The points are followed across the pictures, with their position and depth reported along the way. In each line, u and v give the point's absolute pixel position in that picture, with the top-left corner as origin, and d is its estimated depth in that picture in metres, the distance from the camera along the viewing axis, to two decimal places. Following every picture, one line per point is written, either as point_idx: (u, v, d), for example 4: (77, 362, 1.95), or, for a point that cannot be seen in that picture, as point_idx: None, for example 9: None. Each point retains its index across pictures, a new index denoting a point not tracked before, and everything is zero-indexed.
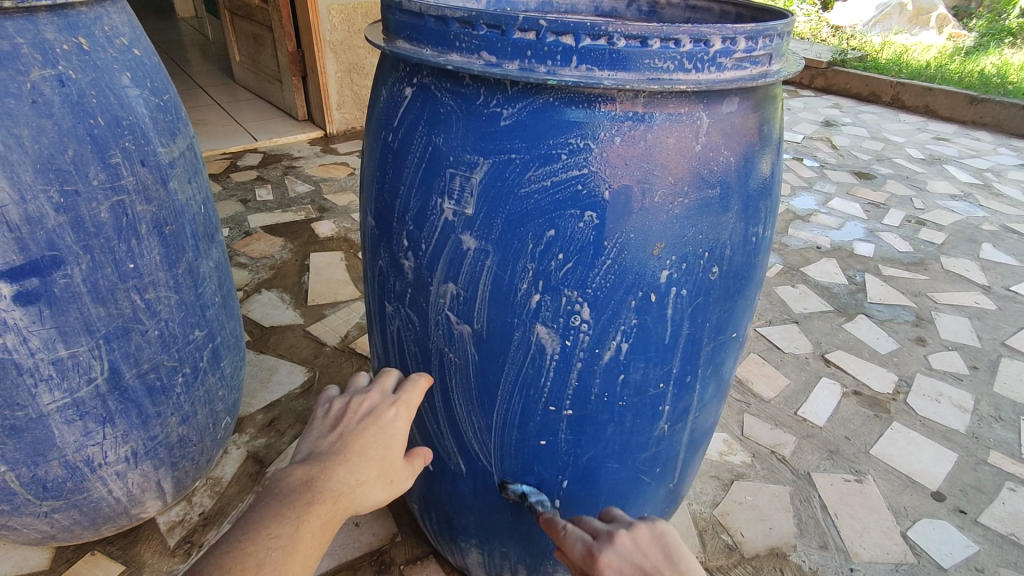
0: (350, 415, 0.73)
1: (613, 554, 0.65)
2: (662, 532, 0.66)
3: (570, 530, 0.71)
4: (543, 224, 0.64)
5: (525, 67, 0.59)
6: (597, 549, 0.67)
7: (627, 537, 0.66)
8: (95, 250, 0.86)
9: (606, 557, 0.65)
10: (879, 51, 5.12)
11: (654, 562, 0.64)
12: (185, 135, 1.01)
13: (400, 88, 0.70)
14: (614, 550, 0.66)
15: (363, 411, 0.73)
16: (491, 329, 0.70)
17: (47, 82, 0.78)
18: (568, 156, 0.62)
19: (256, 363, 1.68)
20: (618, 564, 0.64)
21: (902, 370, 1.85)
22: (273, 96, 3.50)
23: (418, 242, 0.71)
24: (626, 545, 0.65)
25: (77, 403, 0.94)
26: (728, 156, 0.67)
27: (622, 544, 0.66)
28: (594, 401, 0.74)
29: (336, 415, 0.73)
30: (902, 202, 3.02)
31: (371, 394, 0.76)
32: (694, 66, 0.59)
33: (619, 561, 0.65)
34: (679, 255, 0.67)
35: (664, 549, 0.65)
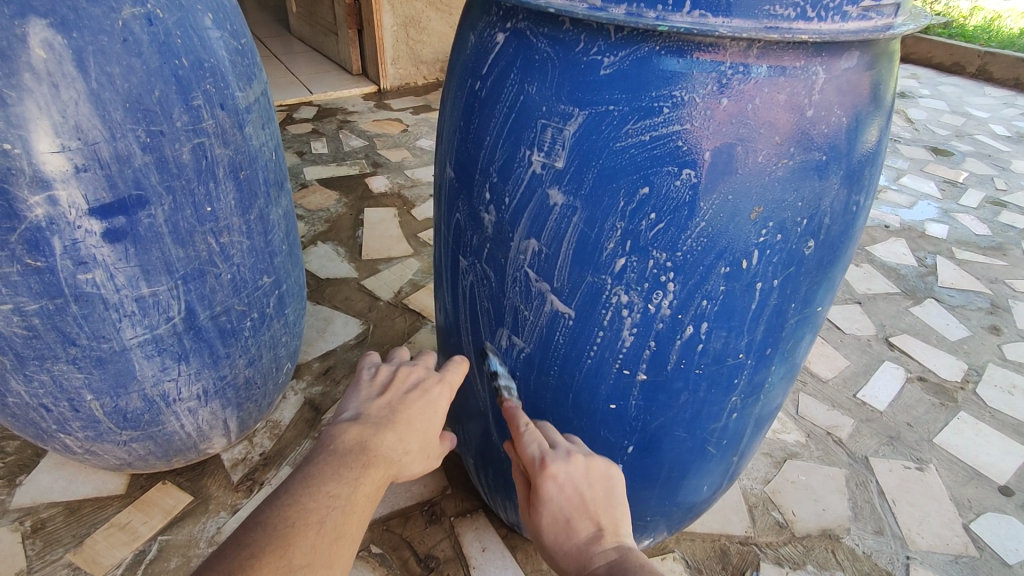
0: (399, 383, 0.75)
1: (562, 469, 0.70)
2: (613, 475, 0.72)
3: (529, 432, 0.74)
4: (637, 180, 0.61)
5: (632, 12, 0.56)
6: (551, 458, 0.70)
7: (580, 460, 0.71)
8: (177, 192, 0.88)
9: (556, 470, 0.69)
10: (966, 18, 4.75)
11: (595, 496, 0.70)
12: (260, 80, 1.01)
13: (492, 34, 0.67)
14: (565, 467, 0.70)
15: (410, 382, 0.75)
16: (571, 288, 0.69)
17: (138, 20, 0.79)
18: (668, 111, 0.58)
19: (313, 313, 1.73)
20: (563, 482, 0.69)
21: (972, 359, 1.76)
22: (328, 49, 3.49)
23: (500, 196, 0.69)
24: (577, 469, 0.70)
25: (156, 339, 0.97)
26: (840, 117, 0.63)
27: (574, 466, 0.70)
28: (670, 368, 0.72)
29: (385, 379, 0.75)
30: (983, 182, 2.83)
31: (418, 367, 0.78)
32: (816, 15, 0.55)
33: (565, 479, 0.70)
34: (776, 223, 0.63)
35: (608, 488, 0.71)
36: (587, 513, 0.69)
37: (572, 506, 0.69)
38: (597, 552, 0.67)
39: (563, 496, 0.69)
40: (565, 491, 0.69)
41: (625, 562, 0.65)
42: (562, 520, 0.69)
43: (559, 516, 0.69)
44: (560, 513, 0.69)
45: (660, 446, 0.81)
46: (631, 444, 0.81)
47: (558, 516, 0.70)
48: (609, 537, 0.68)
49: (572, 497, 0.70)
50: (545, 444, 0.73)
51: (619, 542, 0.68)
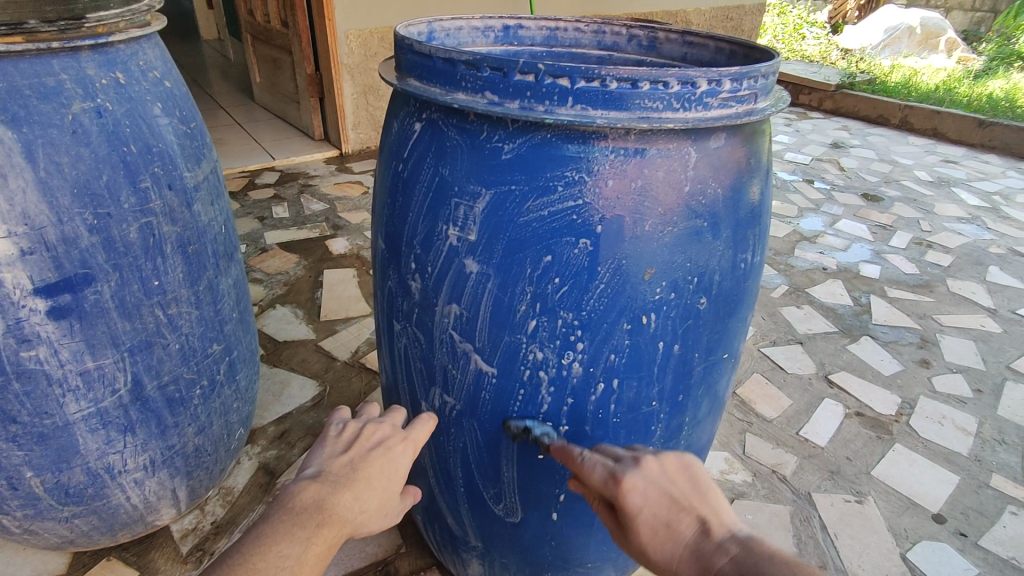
0: (362, 441, 0.76)
1: (638, 477, 0.64)
2: (691, 462, 0.65)
3: (588, 456, 0.69)
4: (541, 250, 0.68)
5: (525, 106, 0.64)
6: (621, 471, 0.65)
7: (653, 463, 0.65)
8: (124, 268, 0.92)
9: (631, 479, 0.64)
10: (887, 75, 5.19)
11: (682, 490, 0.63)
12: (209, 159, 1.08)
13: (410, 122, 0.75)
14: (641, 473, 0.64)
15: (374, 441, 0.76)
16: (491, 347, 0.75)
17: (87, 113, 0.85)
18: (563, 188, 0.66)
19: (269, 376, 1.74)
20: (643, 488, 0.63)
21: (905, 392, 1.86)
22: (291, 116, 3.60)
23: (424, 265, 0.76)
24: (652, 470, 0.64)
25: (100, 412, 0.99)
26: (717, 189, 0.71)
27: (648, 469, 0.64)
28: (589, 417, 0.78)
29: (349, 438, 0.76)
30: (910, 224, 3.04)
31: (383, 425, 0.79)
32: (682, 105, 0.64)
33: (645, 484, 0.64)
34: (669, 282, 0.71)
35: (692, 478, 0.64)
36: (683, 509, 0.61)
37: (664, 509, 0.62)
38: (712, 545, 0.58)
39: (650, 504, 0.63)
40: (649, 496, 0.63)
41: (749, 550, 0.56)
42: (661, 528, 0.61)
43: (656, 525, 0.62)
44: (656, 521, 0.62)
45: None
46: (563, 492, 0.86)
47: (654, 525, 0.62)
48: (716, 526, 0.59)
49: (660, 500, 0.63)
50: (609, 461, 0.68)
51: (731, 530, 0.59)
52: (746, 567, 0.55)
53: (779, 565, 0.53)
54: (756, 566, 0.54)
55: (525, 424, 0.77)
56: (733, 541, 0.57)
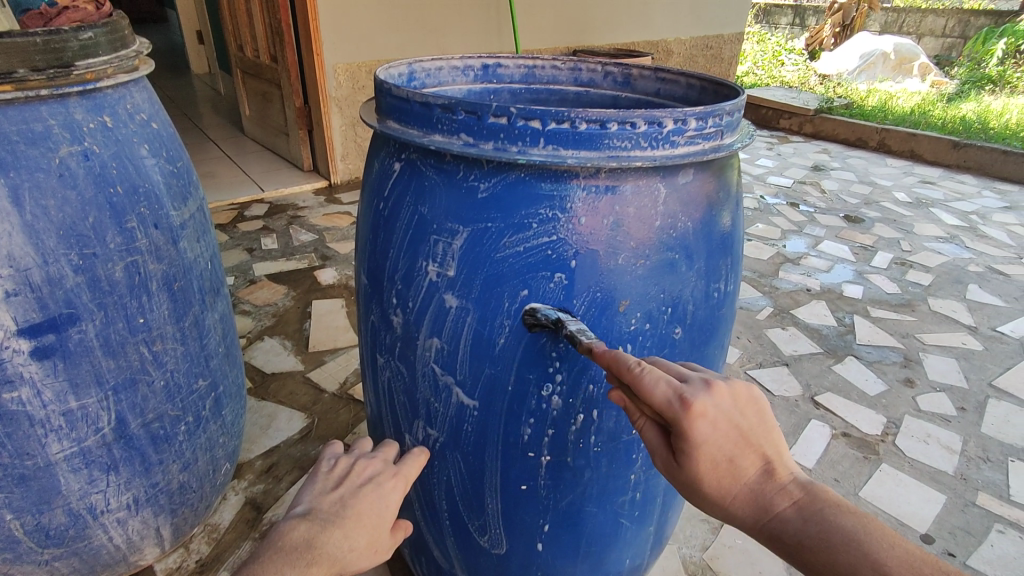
0: (352, 477, 0.76)
1: (710, 405, 0.57)
2: (759, 392, 0.59)
3: (648, 371, 0.59)
4: (517, 285, 0.70)
5: (499, 147, 0.66)
6: (693, 396, 0.57)
7: (724, 390, 0.58)
8: (109, 307, 0.93)
9: (706, 408, 0.56)
10: (864, 99, 5.34)
11: (751, 424, 0.58)
12: (195, 197, 1.09)
13: (390, 162, 0.77)
14: (713, 403, 0.57)
15: (365, 476, 0.76)
16: (472, 380, 0.76)
17: (74, 156, 0.87)
18: (538, 225, 0.69)
19: (257, 410, 1.73)
20: (716, 418, 0.57)
21: (891, 412, 1.88)
22: (280, 148, 3.64)
23: (405, 300, 0.77)
24: (724, 400, 0.58)
25: (83, 452, 0.99)
26: (687, 222, 0.74)
27: (721, 399, 0.57)
28: (570, 447, 0.79)
29: (339, 474, 0.76)
30: (890, 244, 3.10)
31: (374, 460, 0.79)
32: (650, 144, 0.67)
33: (718, 414, 0.57)
34: (644, 312, 0.73)
35: (761, 411, 0.59)
36: (751, 447, 0.58)
37: (732, 445, 0.57)
38: (776, 489, 0.57)
39: (719, 436, 0.57)
40: (720, 429, 0.57)
41: (814, 499, 0.56)
42: (725, 464, 0.57)
43: (721, 460, 0.57)
44: (721, 456, 0.57)
45: (577, 521, 0.87)
46: (547, 521, 0.86)
47: (719, 460, 0.57)
48: (780, 468, 0.58)
49: (729, 435, 0.57)
50: (674, 380, 0.59)
51: (791, 471, 0.58)
52: (811, 517, 0.55)
53: (848, 519, 0.55)
54: (820, 516, 0.55)
55: (552, 317, 0.69)
56: (799, 487, 0.57)
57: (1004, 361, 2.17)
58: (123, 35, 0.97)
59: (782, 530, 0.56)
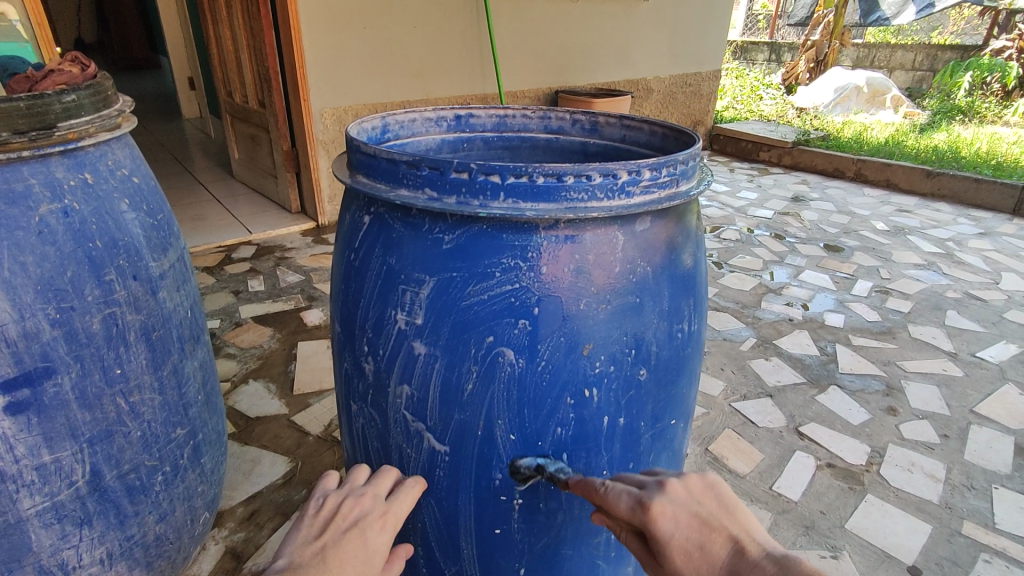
0: (337, 521, 0.68)
1: (666, 501, 0.61)
2: (715, 481, 0.63)
3: (611, 487, 0.66)
4: (483, 331, 0.72)
5: (461, 201, 0.69)
6: (648, 497, 0.62)
7: (678, 485, 0.62)
8: (85, 360, 0.94)
9: (661, 505, 0.60)
10: (840, 131, 5.50)
11: (711, 510, 0.60)
12: (176, 247, 1.12)
13: (360, 216, 0.80)
14: (668, 497, 0.61)
15: (350, 519, 0.69)
16: (442, 425, 0.77)
17: (54, 214, 0.89)
18: (500, 274, 0.71)
19: (239, 455, 1.72)
20: (673, 512, 0.60)
21: (874, 441, 1.89)
22: (268, 190, 3.68)
23: (376, 348, 0.79)
24: (679, 492, 0.61)
25: (56, 506, 0.98)
26: (646, 267, 0.77)
27: (675, 491, 0.61)
28: (542, 489, 0.80)
29: (323, 518, 0.68)
30: (870, 272, 3.15)
31: (361, 500, 0.72)
32: (606, 195, 0.69)
33: (674, 508, 0.60)
34: (607, 355, 0.75)
35: (719, 498, 0.61)
36: (715, 530, 0.59)
37: (696, 532, 0.59)
38: (748, 566, 0.55)
39: (681, 527, 0.59)
40: (680, 520, 0.59)
41: (784, 570, 0.53)
42: (694, 551, 0.58)
43: (689, 548, 0.58)
44: (688, 545, 0.58)
45: (554, 564, 0.87)
46: (524, 565, 0.86)
47: (687, 548, 0.58)
48: (750, 545, 0.57)
49: (691, 522, 0.59)
50: (633, 488, 0.64)
51: (765, 548, 0.57)
52: None
53: None
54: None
55: (537, 463, 0.77)
56: (769, 560, 0.54)
57: (985, 387, 2.19)
58: (106, 95, 1.01)
59: None
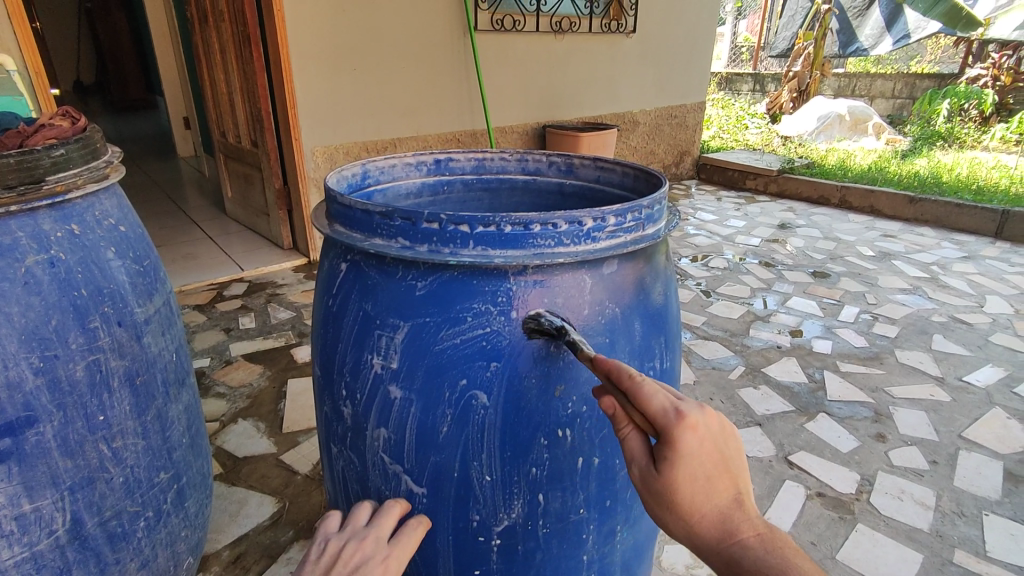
0: (340, 566, 0.70)
1: (701, 422, 0.58)
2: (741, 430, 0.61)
3: (647, 380, 0.60)
4: (456, 374, 0.74)
5: (432, 249, 0.71)
6: (689, 409, 0.58)
7: (714, 414, 0.59)
8: (68, 407, 0.95)
9: (699, 423, 0.57)
10: (824, 159, 5.62)
11: (731, 452, 0.59)
12: (162, 292, 1.14)
13: (338, 263, 0.83)
14: (705, 420, 0.58)
15: (352, 564, 0.71)
16: (418, 468, 0.79)
17: (40, 265, 0.91)
18: (472, 318, 0.73)
19: (226, 496, 1.70)
20: (706, 435, 0.57)
21: (864, 469, 1.89)
22: (261, 227, 3.73)
23: (354, 392, 0.81)
24: (714, 424, 0.58)
25: (36, 556, 0.97)
26: (615, 308, 0.79)
27: (712, 421, 0.58)
28: (519, 530, 0.81)
29: (327, 563, 0.71)
30: (856, 298, 3.19)
31: (364, 543, 0.74)
32: (572, 241, 0.72)
33: (706, 432, 0.57)
34: (579, 395, 0.77)
35: (739, 446, 0.60)
36: (728, 474, 0.58)
37: (713, 465, 0.57)
38: (745, 518, 0.56)
39: (703, 454, 0.57)
40: (706, 446, 0.57)
41: (777, 537, 0.55)
42: (702, 479, 0.57)
43: (699, 475, 0.57)
44: (700, 472, 0.57)
45: None
46: None
47: (698, 475, 0.57)
48: (750, 503, 0.58)
49: (713, 456, 0.57)
50: (670, 395, 0.60)
51: (758, 512, 0.58)
52: (774, 552, 0.54)
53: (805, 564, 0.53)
54: (783, 555, 0.54)
55: (559, 325, 0.72)
56: (764, 522, 0.56)
57: (972, 412, 2.20)
58: (95, 147, 1.04)
59: (743, 558, 0.54)
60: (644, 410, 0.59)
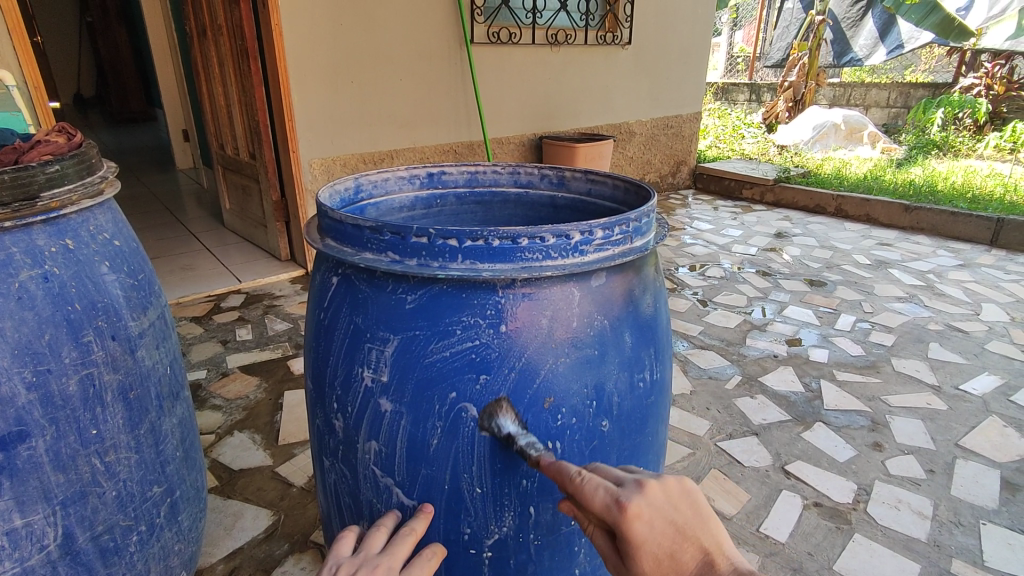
0: None
1: (643, 504, 0.60)
2: (691, 484, 0.62)
3: (587, 479, 0.64)
4: (446, 387, 0.74)
5: (421, 262, 0.72)
6: (626, 497, 0.60)
7: (656, 486, 0.61)
8: (61, 421, 0.95)
9: (639, 508, 0.59)
10: (820, 168, 5.64)
11: (686, 516, 0.60)
12: (156, 306, 1.14)
13: (330, 276, 0.83)
14: (646, 501, 0.60)
15: None
16: (410, 480, 0.79)
17: (34, 279, 0.92)
18: (461, 331, 0.74)
19: (221, 509, 1.70)
20: (650, 517, 0.59)
21: (861, 478, 1.88)
22: (259, 239, 3.73)
23: (345, 405, 0.81)
24: (657, 496, 0.60)
25: (27, 571, 0.97)
26: (603, 321, 0.79)
27: (654, 495, 0.60)
28: (511, 542, 0.81)
29: None
30: (853, 306, 3.20)
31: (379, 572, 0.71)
32: (560, 254, 0.73)
33: (652, 513, 0.60)
34: (567, 408, 0.77)
35: (694, 504, 0.61)
36: (688, 539, 0.59)
37: (670, 540, 0.59)
38: None
39: (656, 534, 0.59)
40: (656, 527, 0.59)
41: None
42: (665, 558, 0.59)
43: (661, 556, 0.59)
44: (660, 552, 0.59)
45: None
46: None
47: (659, 554, 0.59)
48: (718, 559, 0.59)
49: (667, 531, 0.60)
50: (611, 484, 0.63)
51: (731, 562, 0.59)
52: None
53: None
54: None
55: (509, 430, 0.74)
56: None
57: (969, 420, 2.20)
58: (90, 163, 1.05)
59: None
60: (592, 510, 0.63)
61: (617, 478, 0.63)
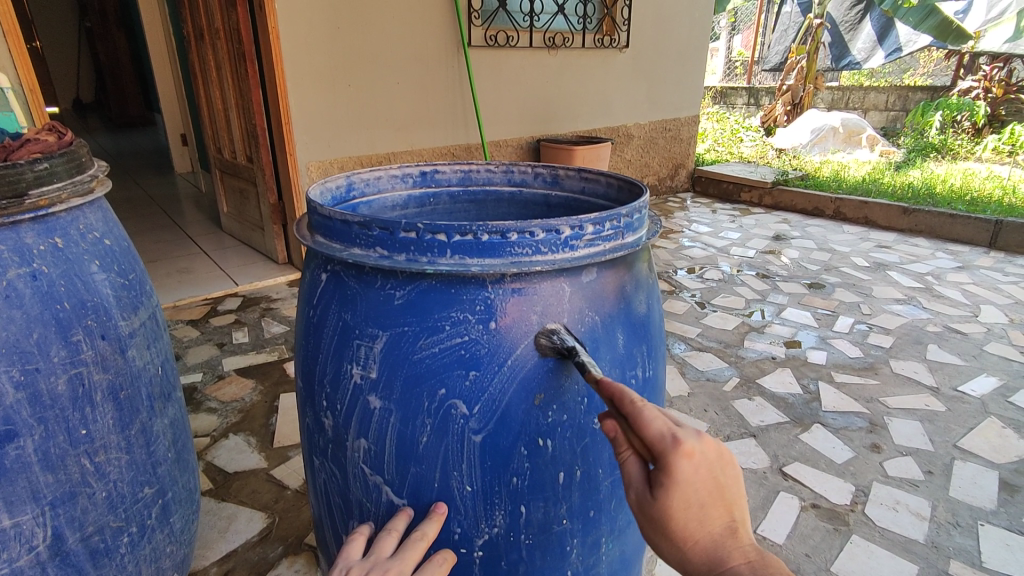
0: None
1: (698, 450, 0.58)
2: (737, 452, 0.62)
3: (647, 406, 0.61)
4: (434, 384, 0.74)
5: (410, 257, 0.71)
6: (684, 436, 0.59)
7: (712, 440, 0.60)
8: (49, 421, 0.94)
9: (695, 451, 0.58)
10: (818, 171, 5.65)
11: (725, 479, 0.60)
12: (147, 306, 1.13)
13: (319, 273, 0.83)
14: (703, 448, 0.59)
15: None
16: (398, 479, 0.78)
17: (22, 278, 0.91)
18: (450, 327, 0.73)
19: (215, 512, 1.69)
20: (702, 464, 0.58)
21: (859, 480, 1.87)
22: (256, 242, 3.73)
23: (334, 403, 0.81)
24: (711, 452, 0.59)
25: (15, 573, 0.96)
26: (594, 316, 0.79)
27: (710, 448, 0.59)
28: (501, 542, 0.80)
29: None
30: (851, 308, 3.19)
31: None
32: (550, 249, 0.72)
33: (703, 460, 0.58)
34: (558, 403, 0.76)
35: (735, 470, 0.61)
36: (721, 501, 0.59)
37: (708, 493, 0.59)
38: (736, 544, 0.58)
39: (699, 482, 0.58)
40: (702, 475, 0.58)
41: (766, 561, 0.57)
42: (695, 507, 0.58)
43: (692, 503, 0.58)
44: (694, 499, 0.58)
45: None
46: None
47: (692, 501, 0.58)
48: (742, 529, 0.59)
49: (708, 482, 0.59)
50: (670, 420, 0.61)
51: (750, 534, 0.60)
52: None
53: None
54: None
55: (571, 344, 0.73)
56: (756, 549, 0.58)
57: (968, 421, 2.19)
58: (80, 161, 1.05)
59: None
60: (642, 436, 0.60)
61: (677, 416, 0.61)
